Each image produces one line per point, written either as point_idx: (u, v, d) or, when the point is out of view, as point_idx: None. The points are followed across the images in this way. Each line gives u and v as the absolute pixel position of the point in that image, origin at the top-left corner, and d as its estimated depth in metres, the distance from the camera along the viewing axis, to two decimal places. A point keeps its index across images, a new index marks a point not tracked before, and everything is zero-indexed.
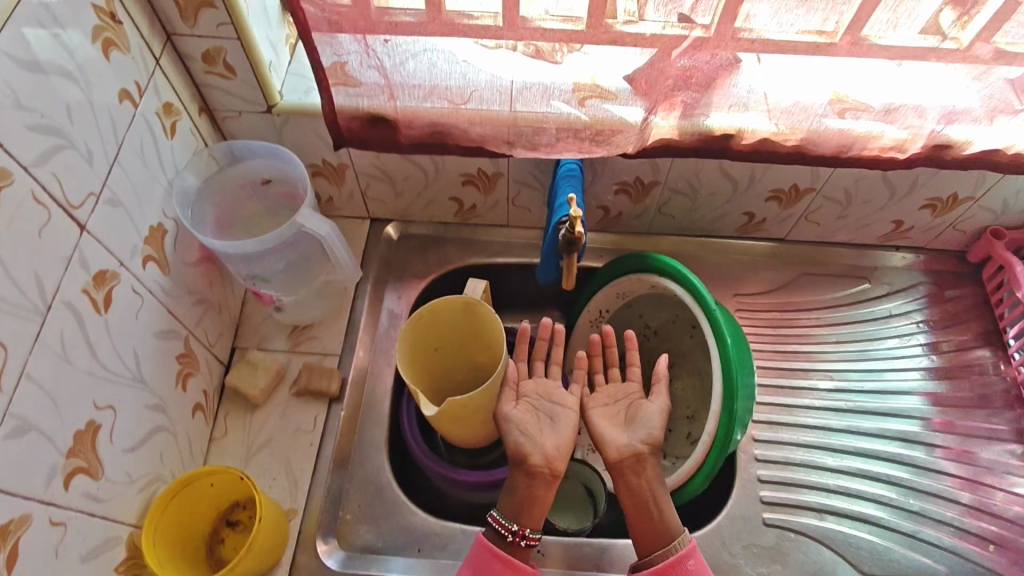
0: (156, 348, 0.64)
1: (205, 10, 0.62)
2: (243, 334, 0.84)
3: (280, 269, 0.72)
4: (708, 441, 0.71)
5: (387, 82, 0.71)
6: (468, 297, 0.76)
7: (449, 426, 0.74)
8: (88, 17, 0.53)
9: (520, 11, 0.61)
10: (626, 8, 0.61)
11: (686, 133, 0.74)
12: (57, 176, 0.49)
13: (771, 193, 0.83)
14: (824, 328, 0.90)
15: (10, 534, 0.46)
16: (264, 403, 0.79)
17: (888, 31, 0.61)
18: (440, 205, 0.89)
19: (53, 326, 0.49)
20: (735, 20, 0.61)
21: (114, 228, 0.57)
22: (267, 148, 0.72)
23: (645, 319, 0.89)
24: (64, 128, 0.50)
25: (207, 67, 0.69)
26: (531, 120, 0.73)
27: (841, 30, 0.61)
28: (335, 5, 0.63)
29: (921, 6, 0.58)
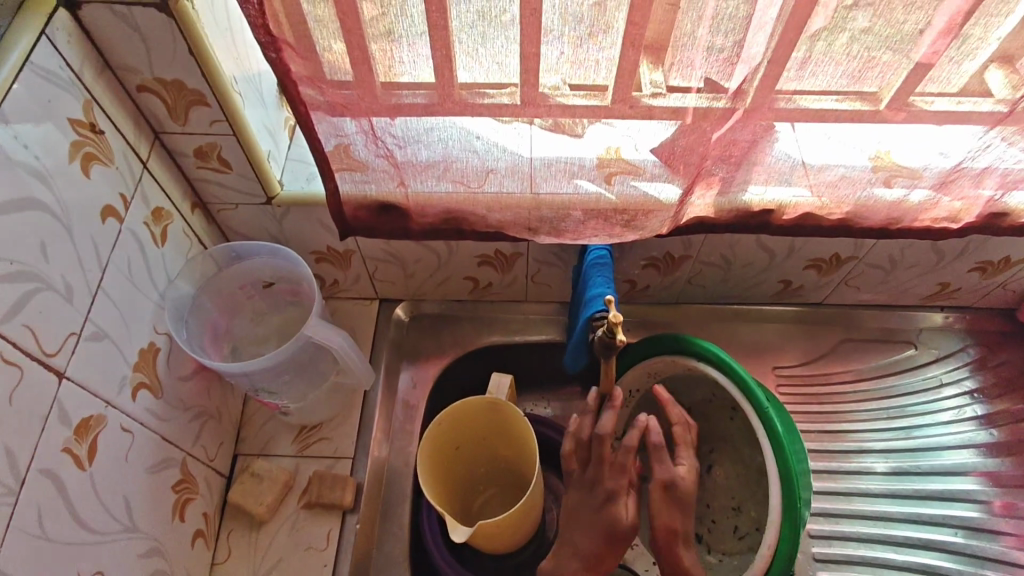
0: (151, 485, 0.57)
1: (197, 108, 0.56)
2: (245, 439, 0.76)
3: (284, 378, 0.65)
4: (768, 553, 0.63)
5: (396, 168, 0.65)
6: (492, 396, 0.69)
7: (485, 540, 0.67)
8: (65, 136, 0.47)
9: (540, 88, 0.55)
10: (651, 79, 0.55)
11: (723, 210, 0.68)
12: (30, 327, 0.43)
13: (810, 262, 0.78)
14: (871, 401, 0.84)
15: None
16: (271, 518, 0.72)
17: (937, 96, 0.55)
18: (454, 284, 0.83)
19: (28, 501, 0.42)
20: (775, 85, 0.54)
21: (100, 365, 0.50)
22: (269, 249, 0.66)
23: (678, 397, 0.82)
24: (38, 269, 0.44)
25: (200, 162, 0.63)
26: (555, 204, 0.67)
27: (887, 96, 0.55)
28: (336, 90, 0.57)
29: (967, 67, 0.53)
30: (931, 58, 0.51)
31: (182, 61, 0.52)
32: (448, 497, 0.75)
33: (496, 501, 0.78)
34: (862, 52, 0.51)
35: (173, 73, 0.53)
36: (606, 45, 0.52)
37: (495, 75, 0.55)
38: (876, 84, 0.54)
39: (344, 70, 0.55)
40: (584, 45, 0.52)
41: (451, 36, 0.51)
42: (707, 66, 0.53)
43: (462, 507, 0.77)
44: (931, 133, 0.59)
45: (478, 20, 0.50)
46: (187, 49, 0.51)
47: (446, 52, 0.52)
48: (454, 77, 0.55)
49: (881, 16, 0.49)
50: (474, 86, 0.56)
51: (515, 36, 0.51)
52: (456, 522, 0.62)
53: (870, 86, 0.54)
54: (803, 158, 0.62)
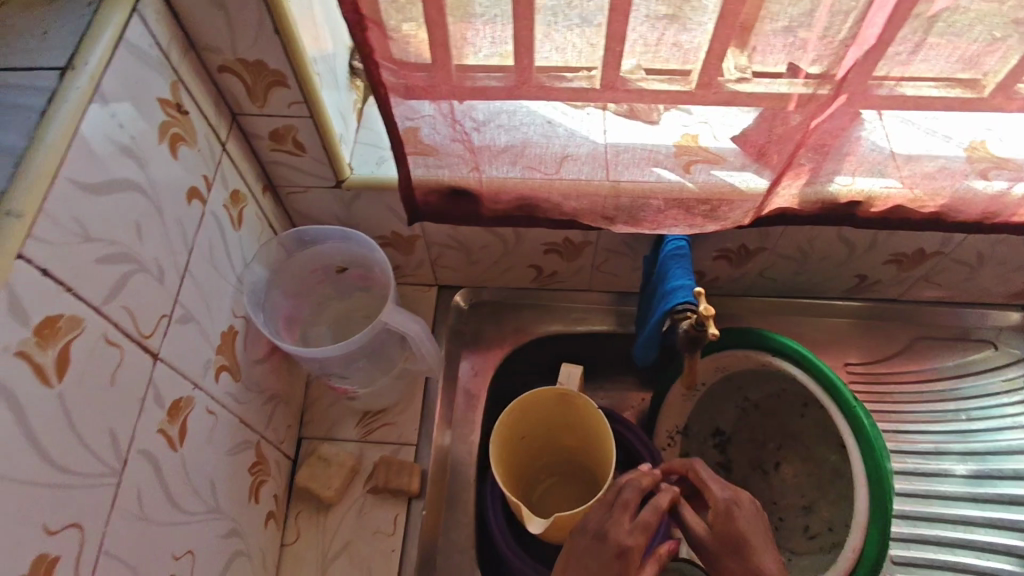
0: (230, 468, 0.57)
1: (277, 89, 0.55)
2: (309, 422, 0.77)
3: (359, 364, 0.66)
4: (852, 556, 0.62)
5: (472, 153, 0.63)
6: (563, 387, 0.68)
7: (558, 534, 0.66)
8: (157, 113, 0.45)
9: (620, 71, 0.53)
10: (736, 64, 0.52)
11: (807, 201, 0.66)
12: (127, 307, 0.41)
13: (892, 257, 0.75)
14: (949, 401, 0.81)
15: None
16: (339, 501, 0.72)
17: None
18: (518, 272, 0.82)
19: (131, 482, 0.42)
20: (874, 72, 0.52)
21: (187, 347, 0.50)
22: (342, 233, 0.65)
23: (744, 392, 0.80)
24: (135, 249, 0.42)
25: (275, 145, 0.62)
26: (633, 192, 0.65)
27: (992, 84, 0.52)
28: (410, 71, 0.56)
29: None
30: None
31: (266, 42, 0.50)
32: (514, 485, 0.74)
33: (556, 489, 0.78)
34: (975, 30, 0.48)
35: (256, 52, 0.51)
36: (702, 26, 0.49)
37: (574, 53, 0.52)
38: (982, 72, 0.51)
39: (420, 50, 0.53)
40: (665, 26, 0.49)
41: (534, 17, 0.49)
42: (799, 47, 0.49)
43: (524, 495, 0.76)
44: None
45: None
46: (273, 28, 0.49)
47: (528, 32, 0.50)
48: (533, 57, 0.53)
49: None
50: (553, 69, 0.54)
51: (602, 18, 0.49)
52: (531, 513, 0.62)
53: (972, 72, 0.51)
54: (894, 149, 0.60)
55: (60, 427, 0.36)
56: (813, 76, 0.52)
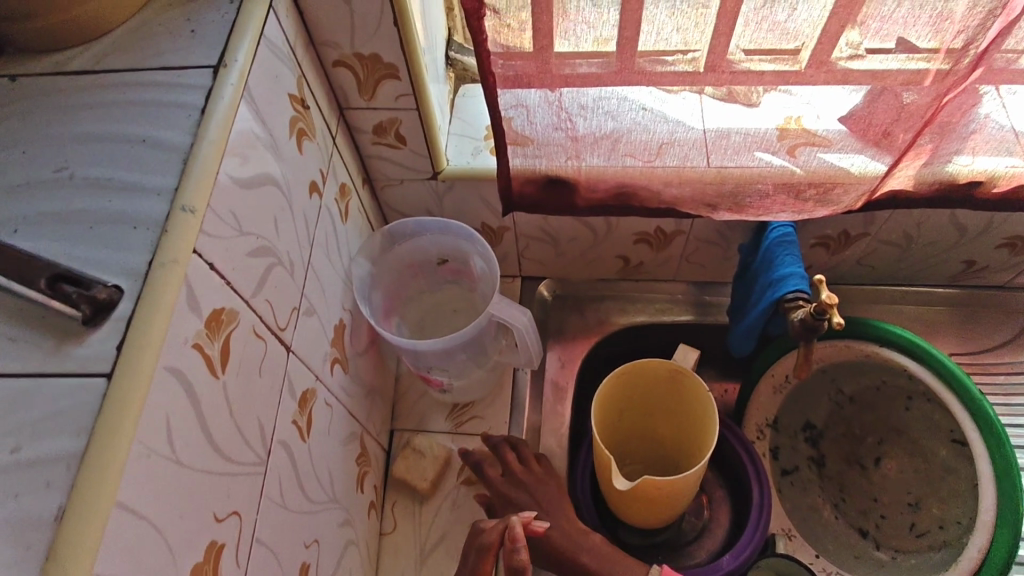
0: (343, 459, 0.58)
1: (387, 82, 0.56)
2: (400, 414, 0.77)
3: (458, 360, 0.66)
4: (977, 557, 0.63)
5: (573, 142, 0.63)
6: (677, 364, 0.66)
7: (640, 506, 0.66)
8: (286, 110, 0.47)
9: (727, 53, 0.52)
10: (848, 41, 0.50)
11: (923, 183, 0.63)
12: (269, 300, 0.42)
13: (1005, 240, 0.71)
14: None
15: None
16: (433, 493, 0.72)
17: None
18: (603, 263, 0.81)
19: (273, 471, 0.42)
20: (1005, 40, 0.49)
21: (310, 340, 0.51)
22: (440, 225, 0.65)
23: (839, 384, 0.78)
24: (272, 243, 0.43)
25: (376, 138, 0.63)
26: (737, 177, 0.63)
27: None
28: (513, 59, 0.55)
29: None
30: None
31: (385, 34, 0.51)
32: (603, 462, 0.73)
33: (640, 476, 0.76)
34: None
35: (371, 47, 0.53)
36: (819, 2, 0.48)
37: (681, 31, 0.51)
38: None
39: (523, 42, 0.53)
40: (771, 5, 0.48)
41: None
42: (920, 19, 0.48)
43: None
44: None
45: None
46: (393, 20, 0.50)
47: (637, 13, 0.50)
48: (638, 41, 0.52)
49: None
50: (654, 53, 0.53)
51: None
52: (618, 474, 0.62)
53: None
54: (1016, 128, 0.57)
55: (222, 417, 0.36)
56: (932, 50, 0.50)
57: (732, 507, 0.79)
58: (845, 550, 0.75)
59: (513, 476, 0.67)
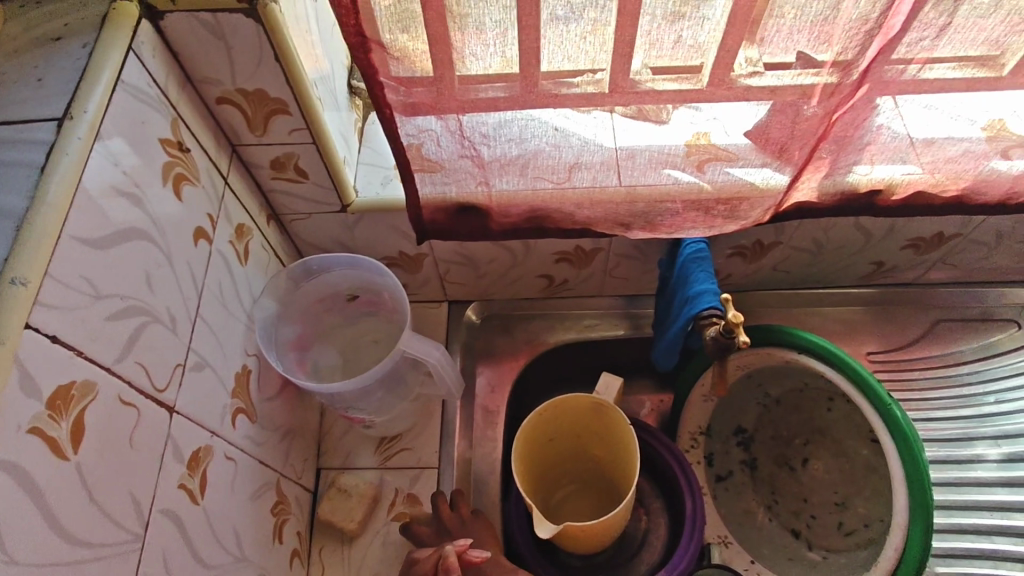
0: (253, 512, 0.55)
1: (278, 116, 0.53)
2: (326, 452, 0.74)
3: (377, 397, 0.65)
4: (895, 557, 0.62)
5: (480, 167, 0.61)
6: (599, 398, 0.66)
7: (572, 542, 0.64)
8: (157, 154, 0.44)
9: (630, 73, 0.51)
10: (746, 58, 0.50)
11: (827, 194, 0.64)
12: (141, 363, 0.40)
13: (909, 242, 0.73)
14: (976, 385, 0.79)
15: None
16: (362, 532, 0.70)
17: None
18: (528, 283, 0.80)
19: (154, 547, 0.40)
20: (895, 52, 0.50)
21: (203, 396, 0.47)
22: (349, 259, 0.62)
23: (765, 388, 0.79)
24: (146, 300, 0.41)
25: (275, 173, 0.60)
26: (648, 197, 0.63)
27: (1011, 62, 0.51)
28: (413, 88, 0.53)
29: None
30: None
31: (268, 69, 0.49)
32: (536, 487, 0.72)
33: (577, 496, 0.75)
34: (986, 12, 0.47)
35: (255, 83, 0.50)
36: (714, 23, 0.47)
37: (581, 52, 0.50)
38: (1001, 48, 0.50)
39: (417, 68, 0.52)
40: (663, 25, 0.48)
41: (542, 20, 0.47)
42: (814, 36, 0.48)
43: (542, 501, 0.74)
44: None
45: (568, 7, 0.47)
46: (274, 55, 0.47)
47: (534, 36, 0.48)
48: (539, 61, 0.50)
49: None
50: (559, 75, 0.52)
51: (611, 19, 0.47)
52: (541, 517, 0.60)
53: (992, 50, 0.50)
54: (912, 135, 0.58)
55: (77, 501, 0.34)
56: (830, 65, 0.50)
57: (669, 520, 0.78)
58: (780, 553, 0.76)
59: (441, 529, 0.66)
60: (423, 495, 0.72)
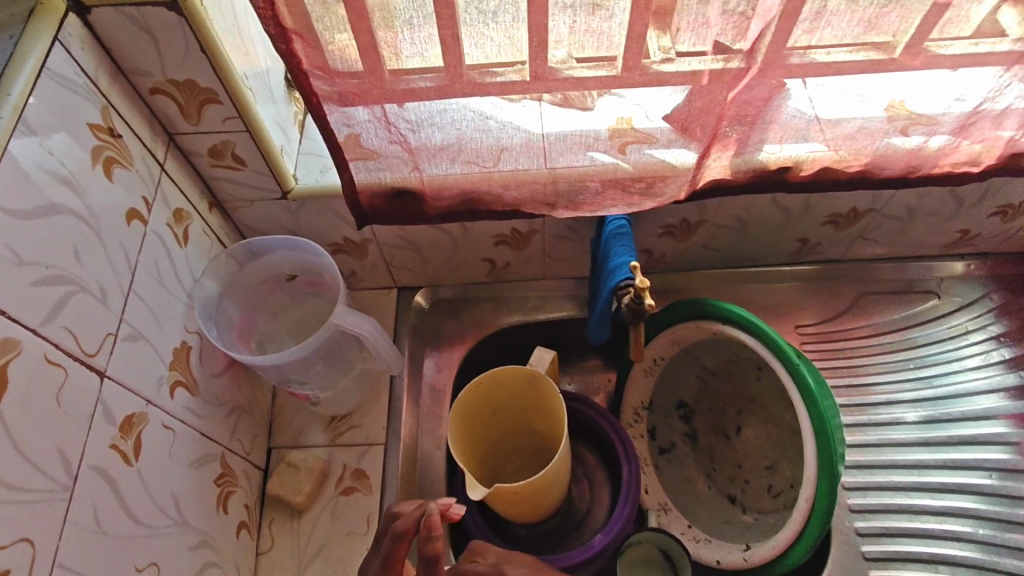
0: (194, 481, 0.58)
1: (210, 106, 0.56)
2: (277, 432, 0.77)
3: (315, 368, 0.68)
4: (806, 508, 0.66)
5: (410, 153, 0.65)
6: (533, 369, 0.69)
7: (505, 505, 0.67)
8: (85, 138, 0.47)
9: (548, 61, 0.55)
10: (659, 44, 0.54)
11: (739, 171, 0.68)
12: (70, 328, 0.43)
13: (827, 218, 0.78)
14: (897, 353, 0.84)
15: None
16: (311, 506, 0.73)
17: (952, 39, 0.54)
18: (471, 266, 0.84)
19: (83, 499, 0.43)
20: (789, 42, 0.54)
21: (136, 365, 0.51)
22: (288, 241, 0.66)
23: (702, 361, 0.83)
24: (72, 271, 0.44)
25: (214, 161, 0.63)
26: (571, 177, 0.67)
27: (902, 44, 0.55)
28: (344, 79, 0.57)
29: (985, 6, 0.52)
30: None
31: (196, 61, 0.52)
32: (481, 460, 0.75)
33: (525, 470, 0.77)
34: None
35: (185, 73, 0.53)
36: (619, 14, 0.51)
37: (507, 48, 0.54)
38: (891, 33, 0.54)
39: (350, 60, 0.55)
40: (570, 16, 0.51)
41: (458, 12, 0.51)
42: (708, 24, 0.52)
43: (491, 475, 0.76)
44: (942, 78, 0.59)
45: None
46: (200, 46, 0.51)
47: (454, 31, 0.52)
48: (458, 53, 0.54)
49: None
50: (481, 66, 0.55)
51: (520, 17, 0.51)
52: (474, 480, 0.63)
53: (883, 35, 0.54)
54: (818, 114, 0.62)
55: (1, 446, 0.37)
56: (728, 50, 0.54)
57: (610, 488, 0.82)
58: (716, 517, 0.79)
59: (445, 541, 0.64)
60: (371, 470, 0.75)
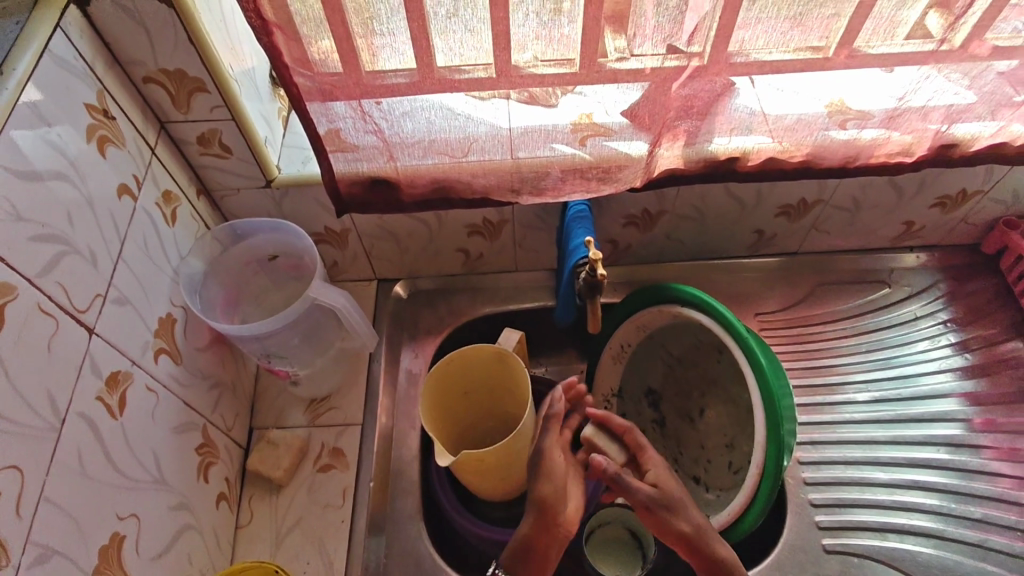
0: (176, 445, 0.61)
1: (198, 95, 0.61)
2: (259, 412, 0.80)
3: (294, 342, 0.72)
4: (756, 474, 0.70)
5: (385, 143, 0.69)
6: (501, 346, 0.73)
7: (472, 476, 0.70)
8: (81, 117, 0.52)
9: (512, 60, 0.60)
10: (615, 46, 0.60)
11: (691, 161, 0.74)
12: (62, 283, 0.48)
13: (779, 209, 0.83)
14: (851, 338, 0.89)
15: (112, 553, 0.51)
16: (290, 482, 0.76)
17: (881, 41, 0.60)
18: (447, 257, 0.88)
19: (69, 441, 0.47)
20: (729, 45, 0.60)
21: (124, 327, 0.55)
22: (271, 225, 0.70)
23: (667, 348, 0.87)
24: (65, 233, 0.49)
25: (203, 149, 0.68)
26: (534, 166, 0.72)
27: (834, 45, 0.60)
28: (325, 75, 0.62)
29: (912, 11, 0.58)
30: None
31: (184, 51, 0.57)
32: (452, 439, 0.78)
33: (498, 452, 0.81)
34: (803, 3, 0.56)
35: (175, 64, 0.58)
36: (574, 17, 0.57)
37: (473, 48, 0.59)
38: (822, 35, 0.59)
39: (333, 62, 0.61)
40: (530, 20, 0.57)
41: (427, 9, 0.56)
42: (655, 23, 0.57)
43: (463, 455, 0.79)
44: (874, 76, 0.64)
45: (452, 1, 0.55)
46: (187, 37, 0.56)
47: (424, 29, 0.57)
48: (431, 52, 0.59)
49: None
50: (452, 65, 0.61)
51: (485, 23, 0.57)
52: (442, 449, 0.66)
53: (817, 38, 0.60)
54: (764, 110, 0.68)
55: None
56: (673, 49, 0.60)
57: None
58: None
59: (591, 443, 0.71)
60: (349, 448, 0.78)
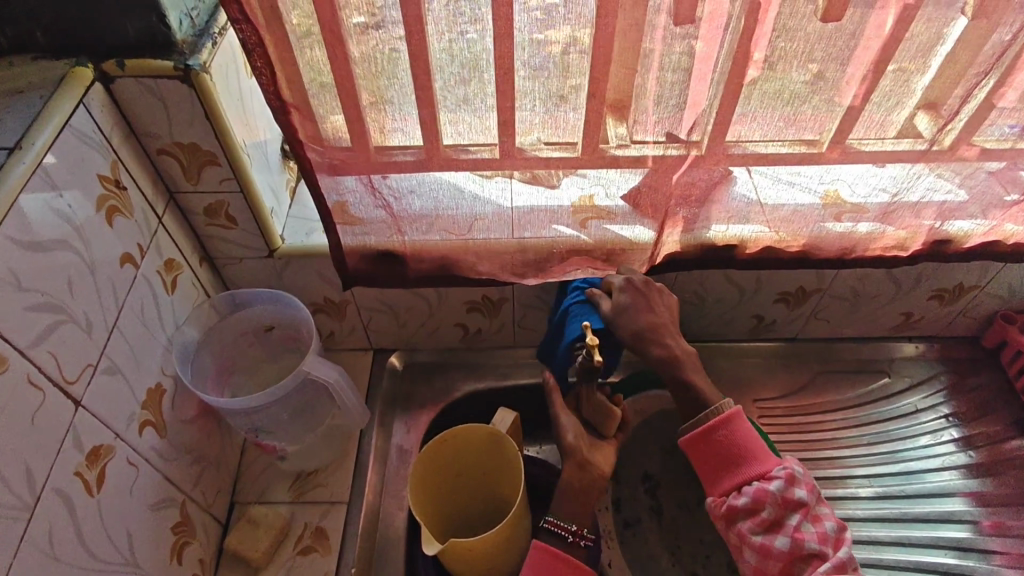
0: (152, 523, 0.58)
1: (209, 167, 0.62)
2: (242, 487, 0.77)
3: (282, 417, 0.71)
4: None
5: (392, 218, 0.70)
6: (495, 427, 0.71)
7: (458, 566, 0.66)
8: (92, 187, 0.53)
9: (517, 142, 0.62)
10: (617, 133, 0.62)
11: (690, 246, 0.75)
12: (53, 353, 0.47)
13: (779, 296, 0.83)
14: (852, 430, 0.87)
15: None
16: (268, 565, 0.72)
17: (872, 138, 0.62)
18: (445, 332, 0.88)
19: (41, 521, 0.45)
20: (726, 136, 0.62)
21: (111, 400, 0.53)
22: (271, 296, 0.70)
23: None
24: (63, 302, 0.49)
25: (209, 219, 0.68)
26: (535, 247, 0.73)
27: (827, 139, 0.62)
28: (335, 151, 0.64)
29: (901, 113, 0.60)
30: (858, 102, 0.59)
31: (200, 127, 0.58)
32: (439, 522, 0.75)
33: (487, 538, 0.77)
34: (797, 103, 0.59)
35: (190, 137, 0.59)
36: (578, 105, 0.59)
37: (479, 132, 0.61)
38: (816, 131, 0.62)
39: (343, 140, 0.63)
40: (533, 107, 0.59)
41: (436, 95, 0.58)
42: (655, 113, 0.60)
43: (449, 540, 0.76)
44: (868, 172, 0.66)
45: (461, 88, 0.57)
46: (204, 113, 0.57)
47: (433, 112, 0.59)
48: (440, 134, 0.61)
49: (813, 71, 0.57)
50: (459, 144, 0.62)
51: (491, 111, 0.59)
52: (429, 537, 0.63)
53: (811, 133, 0.62)
54: (760, 200, 0.69)
55: None
56: (670, 138, 0.62)
57: None
58: None
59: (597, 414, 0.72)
60: (333, 529, 0.75)
